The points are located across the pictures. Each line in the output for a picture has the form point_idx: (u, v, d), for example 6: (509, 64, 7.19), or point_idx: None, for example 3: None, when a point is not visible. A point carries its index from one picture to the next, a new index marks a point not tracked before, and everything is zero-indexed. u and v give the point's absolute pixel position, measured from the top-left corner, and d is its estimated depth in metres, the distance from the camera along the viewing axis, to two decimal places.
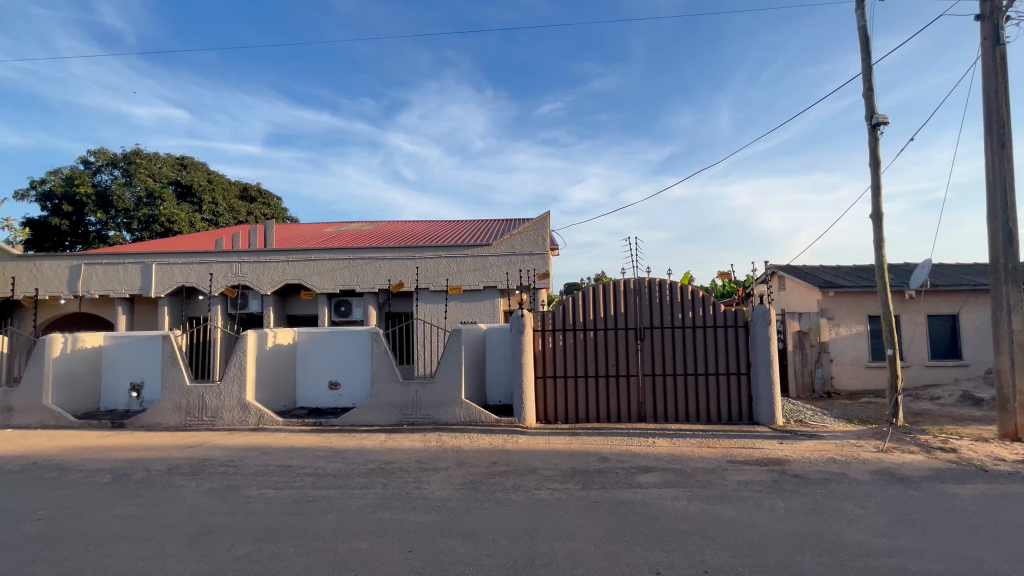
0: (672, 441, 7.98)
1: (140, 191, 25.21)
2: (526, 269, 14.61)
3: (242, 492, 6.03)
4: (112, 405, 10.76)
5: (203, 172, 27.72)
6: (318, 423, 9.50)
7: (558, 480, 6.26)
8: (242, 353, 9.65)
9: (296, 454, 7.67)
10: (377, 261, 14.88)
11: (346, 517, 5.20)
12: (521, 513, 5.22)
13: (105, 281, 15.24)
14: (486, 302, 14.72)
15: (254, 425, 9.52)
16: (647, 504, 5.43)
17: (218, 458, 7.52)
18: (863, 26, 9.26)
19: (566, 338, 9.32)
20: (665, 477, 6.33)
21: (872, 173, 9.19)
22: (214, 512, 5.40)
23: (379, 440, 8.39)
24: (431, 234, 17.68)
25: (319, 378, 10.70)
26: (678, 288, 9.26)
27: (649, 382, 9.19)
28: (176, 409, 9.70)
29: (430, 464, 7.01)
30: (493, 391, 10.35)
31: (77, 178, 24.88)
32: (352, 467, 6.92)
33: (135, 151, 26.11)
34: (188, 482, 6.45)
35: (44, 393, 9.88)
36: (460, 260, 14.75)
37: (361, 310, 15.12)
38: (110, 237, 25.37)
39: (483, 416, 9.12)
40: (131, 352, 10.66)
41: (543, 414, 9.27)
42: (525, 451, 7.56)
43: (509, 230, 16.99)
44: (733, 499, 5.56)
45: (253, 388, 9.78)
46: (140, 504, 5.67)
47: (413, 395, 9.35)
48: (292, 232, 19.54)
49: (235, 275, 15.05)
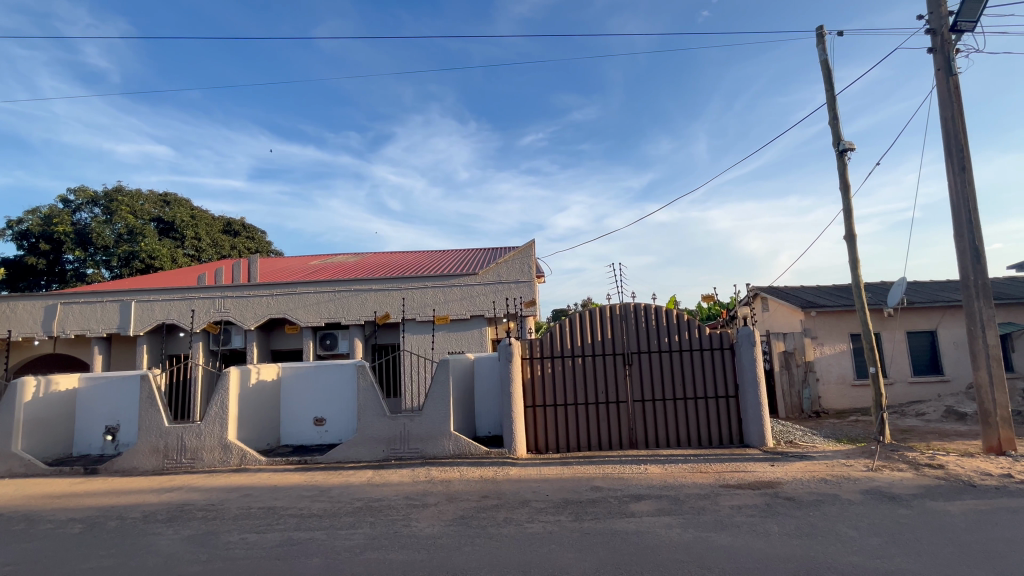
0: (664, 467, 7.90)
1: (120, 228, 24.94)
2: (513, 297, 14.64)
3: (222, 538, 5.77)
4: (85, 450, 10.35)
5: (186, 209, 27.60)
6: (303, 462, 9.22)
7: (550, 512, 6.12)
8: (224, 390, 9.40)
9: (279, 494, 7.41)
10: (364, 293, 14.80)
11: (331, 560, 5.01)
12: (514, 548, 5.08)
13: (82, 320, 14.86)
14: (474, 332, 14.66)
15: (235, 465, 9.20)
16: (642, 533, 5.33)
17: (198, 502, 7.23)
18: (825, 60, 9.78)
19: (555, 366, 9.29)
20: (658, 504, 6.23)
21: (843, 198, 9.53)
22: (192, 560, 5.16)
23: (365, 477, 8.15)
24: (417, 264, 17.71)
25: (305, 414, 10.45)
26: (663, 312, 9.35)
27: (639, 408, 9.16)
28: (154, 452, 9.35)
29: (419, 500, 6.81)
30: (483, 422, 10.20)
31: (55, 217, 24.51)
32: (338, 507, 6.70)
33: (117, 189, 25.91)
34: (165, 529, 6.17)
35: (13, 439, 9.46)
36: (447, 290, 14.75)
37: (347, 343, 14.89)
38: (88, 275, 24.87)
39: (472, 448, 8.94)
40: (106, 394, 10.32)
41: (533, 444, 9.15)
42: (517, 483, 7.40)
43: (495, 258, 17.10)
44: (728, 525, 5.49)
45: (235, 427, 9.49)
46: (113, 555, 5.38)
47: (401, 428, 9.16)
48: (276, 265, 19.41)
49: (218, 310, 14.81)
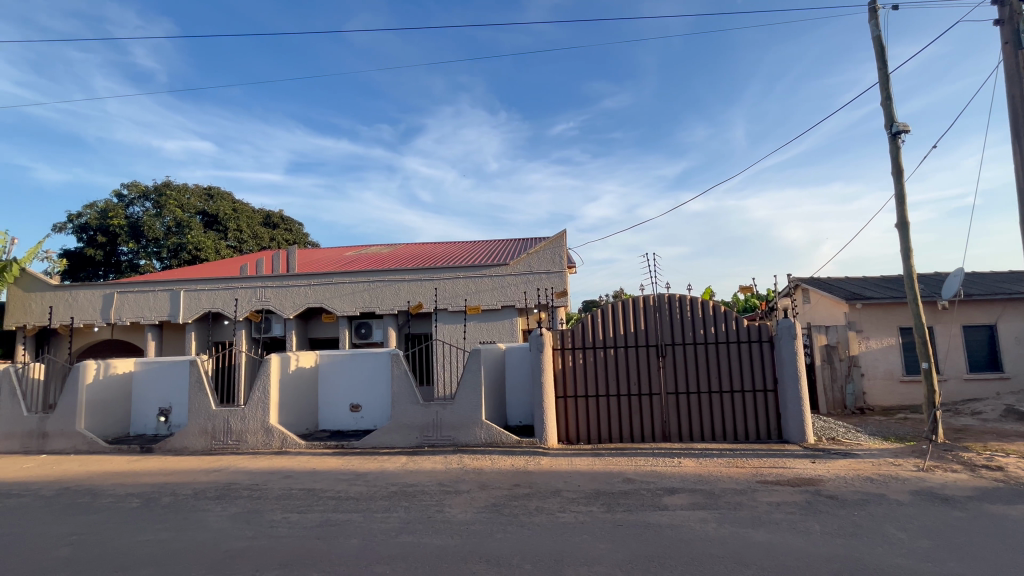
0: (698, 461, 7.76)
1: (169, 221, 26.21)
2: (544, 287, 14.61)
3: (266, 517, 6.04)
4: (141, 430, 11.01)
5: (229, 202, 28.64)
6: (340, 446, 9.54)
7: (582, 502, 6.11)
8: (266, 376, 9.79)
9: (318, 477, 7.69)
10: (397, 283, 15.04)
11: (368, 541, 5.16)
12: (546, 537, 5.09)
13: (136, 308, 15.73)
14: (505, 322, 14.75)
15: (277, 448, 9.60)
16: (677, 527, 5.26)
17: (243, 482, 7.60)
18: (878, 36, 9.20)
19: (587, 357, 9.22)
20: (692, 498, 6.13)
21: (895, 183, 8.99)
22: (238, 536, 5.43)
23: (400, 463, 8.34)
24: (449, 255, 17.88)
25: (341, 401, 10.77)
26: (699, 302, 9.12)
27: (672, 401, 9.00)
28: (202, 433, 9.86)
29: (452, 487, 6.93)
30: (514, 411, 10.26)
31: (110, 211, 25.91)
32: (374, 491, 6.90)
33: (165, 183, 27.18)
34: (214, 507, 6.50)
35: (77, 418, 10.14)
36: (478, 281, 14.82)
37: (381, 332, 15.25)
38: (141, 265, 26.30)
39: (503, 437, 9.02)
40: (158, 378, 10.92)
41: (565, 435, 9.13)
42: (547, 473, 7.41)
43: (525, 249, 17.08)
44: (765, 521, 5.35)
45: (276, 412, 9.89)
46: (167, 529, 5.73)
47: (434, 416, 9.33)
48: (313, 256, 19.99)
49: (259, 299, 15.38)
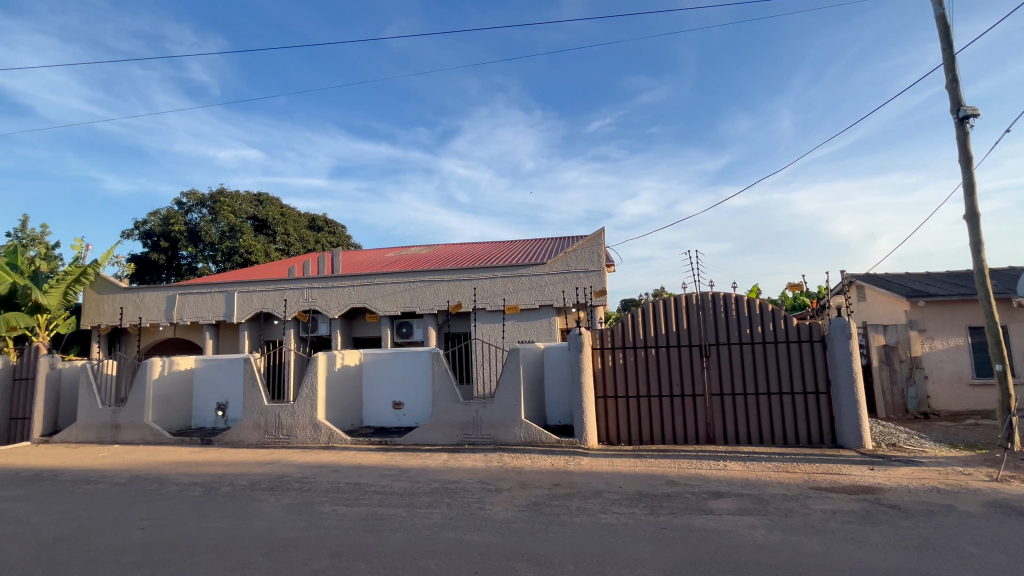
0: (746, 464, 7.50)
1: (223, 226, 27.71)
2: (583, 286, 14.48)
3: (316, 508, 6.30)
4: (201, 423, 11.71)
5: (277, 207, 29.97)
6: (383, 442, 9.81)
7: (624, 504, 6.04)
8: (314, 374, 10.19)
9: (364, 472, 7.95)
10: (436, 283, 15.30)
11: (412, 535, 5.29)
12: (588, 538, 5.07)
13: (196, 308, 16.73)
14: (543, 321, 14.76)
15: (325, 443, 9.99)
16: (724, 532, 5.10)
17: (294, 474, 7.95)
18: (943, 15, 8.59)
19: (627, 356, 9.09)
20: (740, 503, 5.93)
21: (963, 171, 8.37)
22: (291, 526, 5.69)
23: (441, 460, 8.49)
24: (487, 255, 18.04)
25: (384, 398, 11.06)
26: (744, 300, 8.80)
27: (717, 402, 8.73)
28: (256, 427, 10.37)
29: (493, 485, 7.00)
30: (553, 411, 10.24)
31: (171, 218, 27.62)
32: (417, 487, 7.06)
33: (220, 191, 28.72)
34: (268, 497, 6.84)
35: (145, 412, 10.89)
36: (516, 280, 14.87)
37: (421, 331, 15.57)
38: (199, 269, 27.93)
39: (543, 436, 9.03)
40: (216, 374, 11.58)
41: (605, 435, 9.04)
42: (588, 473, 7.37)
43: (562, 248, 17.00)
44: (819, 530, 5.11)
45: (324, 408, 10.28)
46: (226, 517, 6.08)
47: (474, 414, 9.44)
48: (356, 258, 20.65)
49: (307, 300, 16.03)
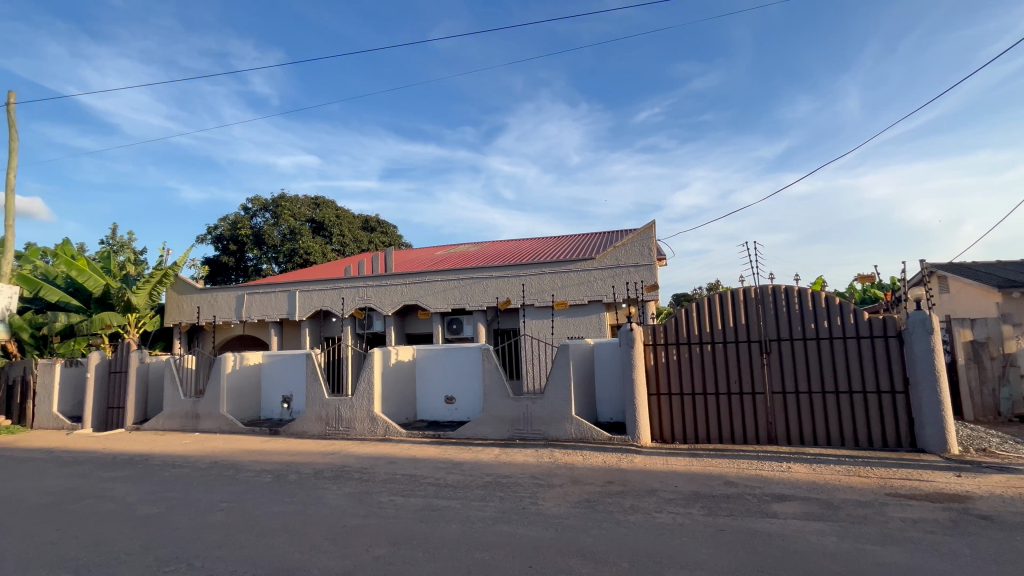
0: (812, 467, 7.09)
1: (285, 229, 29.33)
2: (633, 281, 14.19)
3: (375, 498, 6.57)
4: (269, 414, 12.48)
5: (333, 210, 31.36)
6: (437, 436, 10.07)
7: (680, 504, 5.87)
8: (370, 369, 10.61)
9: (419, 464, 8.20)
10: (485, 279, 15.47)
11: (467, 527, 5.40)
12: (644, 537, 4.97)
13: (262, 307, 17.83)
14: (593, 317, 14.61)
15: (381, 435, 10.38)
16: (790, 537, 4.85)
17: (354, 465, 8.33)
18: None
19: (681, 353, 8.82)
20: (806, 507, 5.62)
21: None
22: (354, 513, 5.97)
23: (493, 454, 8.61)
24: (534, 251, 18.05)
25: (437, 393, 11.33)
26: (809, 293, 8.29)
27: (779, 401, 8.30)
28: (318, 419, 10.94)
29: (545, 480, 7.02)
30: (604, 407, 10.12)
31: (239, 223, 29.52)
32: (470, 480, 7.21)
33: (281, 196, 30.38)
34: (331, 485, 7.21)
35: (221, 403, 11.76)
36: (565, 275, 14.79)
37: (471, 328, 15.84)
38: (264, 270, 29.71)
39: (594, 433, 8.95)
40: (282, 369, 12.30)
41: (658, 433, 8.83)
42: (642, 472, 7.23)
43: (611, 243, 16.70)
44: (898, 539, 4.75)
45: (380, 402, 10.68)
46: (295, 502, 6.47)
47: (524, 410, 9.49)
48: (408, 257, 21.26)
49: (362, 298, 16.68)
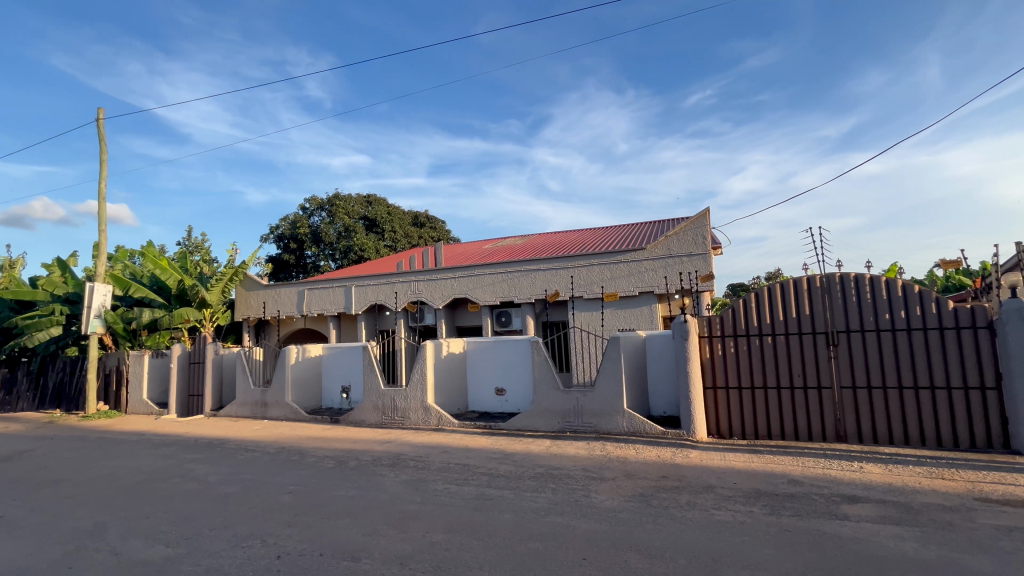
0: (887, 467, 6.61)
1: (340, 227, 30.58)
2: (687, 271, 13.72)
3: (431, 486, 6.78)
4: (329, 404, 13.13)
5: (384, 207, 32.35)
6: (488, 427, 10.22)
7: (740, 501, 5.65)
8: (423, 361, 10.91)
9: (472, 454, 8.37)
10: (533, 272, 15.45)
11: (520, 517, 5.46)
12: (702, 534, 4.82)
13: (321, 302, 18.73)
14: (644, 309, 14.28)
15: (435, 425, 10.68)
16: (863, 541, 4.55)
17: (409, 453, 8.62)
18: None
19: (739, 345, 8.45)
20: (881, 510, 5.25)
21: None
22: (411, 500, 6.18)
23: (544, 446, 8.64)
24: (583, 242, 17.83)
25: (487, 385, 11.49)
26: (883, 281, 7.67)
27: (848, 396, 7.78)
28: (375, 408, 11.39)
29: (597, 473, 6.96)
30: (656, 401, 9.90)
31: (298, 222, 31.06)
32: (522, 471, 7.27)
33: (336, 195, 31.67)
34: (389, 473, 7.51)
35: (286, 392, 12.50)
36: (614, 267, 14.52)
37: (520, 320, 15.93)
38: (322, 266, 31.17)
39: (647, 427, 8.78)
40: (340, 360, 12.89)
41: (715, 428, 8.54)
42: (698, 467, 7.02)
43: (663, 232, 16.20)
44: (989, 548, 4.34)
45: (432, 392, 10.97)
46: (355, 488, 6.79)
47: (575, 402, 9.44)
48: (456, 251, 21.61)
49: (414, 292, 17.13)
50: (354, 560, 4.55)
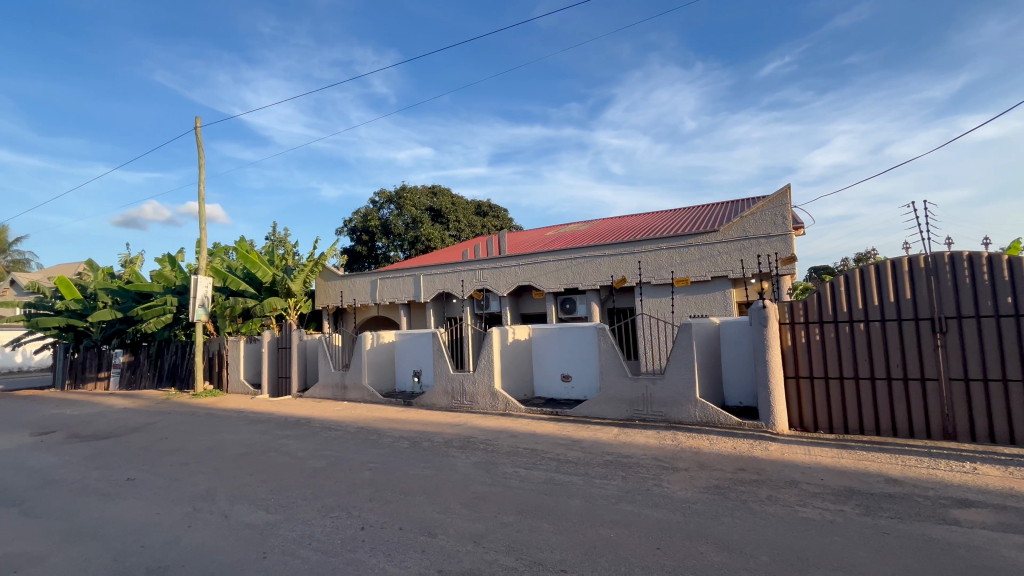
0: (1008, 470, 5.88)
1: (408, 218, 31.73)
2: (765, 254, 12.86)
3: (500, 468, 6.95)
4: (402, 387, 13.79)
5: (448, 197, 33.13)
6: (555, 413, 10.26)
7: (828, 499, 5.27)
8: (490, 347, 11.12)
9: (540, 439, 8.45)
10: (598, 258, 15.17)
11: (590, 504, 5.46)
12: (785, 531, 4.56)
13: (392, 290, 19.61)
14: (717, 294, 13.62)
15: (502, 410, 10.90)
16: (979, 549, 4.09)
17: (479, 437, 8.87)
18: None
19: (826, 333, 7.82)
20: (1001, 517, 4.68)
21: None
22: (482, 481, 6.37)
23: (612, 434, 8.54)
24: (650, 226, 17.23)
25: (553, 371, 11.51)
26: (1004, 261, 6.74)
27: (959, 390, 6.96)
28: (445, 392, 11.81)
29: (669, 463, 6.79)
30: (731, 391, 9.45)
31: (369, 216, 32.58)
32: (591, 457, 7.25)
33: (403, 188, 32.81)
34: (460, 454, 7.78)
35: (363, 375, 13.29)
36: (684, 251, 13.92)
37: (585, 307, 15.76)
38: (392, 257, 32.56)
39: (722, 417, 8.41)
40: (412, 346, 13.47)
41: (798, 421, 8.01)
42: (779, 461, 6.62)
43: (738, 213, 15.26)
44: None
45: (499, 378, 11.17)
46: (429, 467, 7.11)
47: (644, 390, 9.23)
48: (519, 238, 21.72)
49: (479, 280, 17.44)
50: (431, 535, 4.78)
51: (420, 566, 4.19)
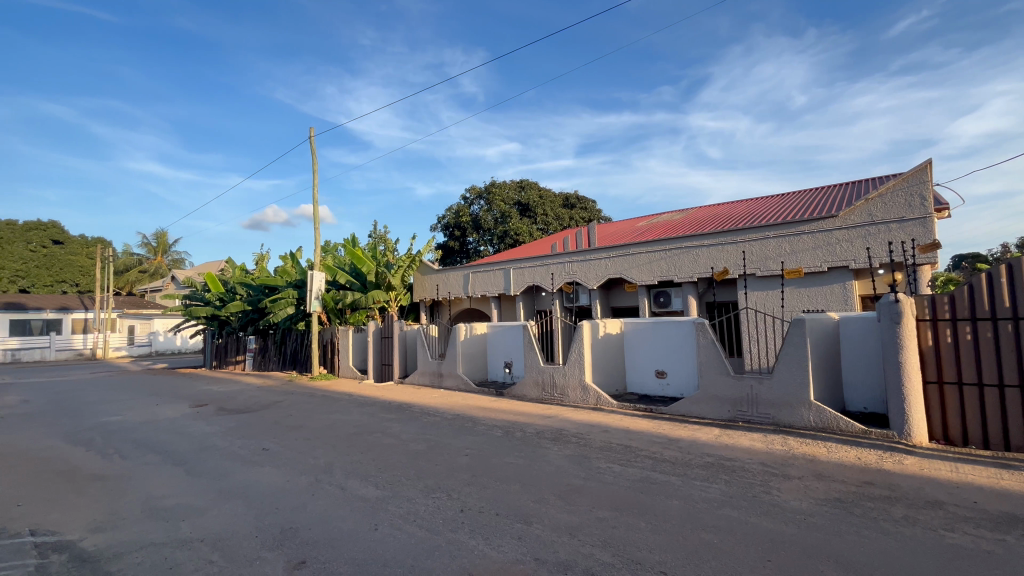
0: None
1: (497, 213, 32.45)
2: (897, 241, 11.31)
3: (594, 463, 6.87)
4: (494, 378, 14.19)
5: (536, 191, 33.36)
6: (649, 410, 9.92)
7: (985, 526, 4.51)
8: (580, 340, 11.04)
9: (634, 436, 8.24)
10: (696, 249, 14.33)
11: (690, 506, 5.21)
12: (927, 557, 3.98)
13: (484, 284, 20.20)
14: (836, 287, 12.23)
15: (593, 404, 10.78)
16: None
17: (571, 430, 8.86)
18: None
19: (981, 332, 6.67)
20: None
21: None
22: (575, 474, 6.37)
23: (712, 435, 8.07)
24: (754, 214, 15.91)
25: (647, 367, 11.12)
26: None
27: None
28: (535, 384, 11.96)
29: (779, 470, 6.25)
30: (854, 395, 8.46)
31: (460, 212, 33.84)
32: (690, 458, 6.91)
33: (492, 183, 33.58)
34: (553, 446, 7.83)
35: (458, 365, 13.92)
36: (796, 239, 12.67)
37: (681, 301, 15.01)
38: (482, 251, 33.53)
39: (843, 424, 7.56)
40: (502, 338, 13.81)
41: (941, 432, 6.96)
42: (917, 477, 5.78)
43: (862, 195, 13.55)
44: None
45: (590, 372, 11.05)
46: (523, 457, 7.25)
47: (748, 390, 8.59)
48: (608, 231, 21.21)
49: (568, 273, 17.33)
50: (526, 523, 4.88)
51: (517, 552, 4.30)
